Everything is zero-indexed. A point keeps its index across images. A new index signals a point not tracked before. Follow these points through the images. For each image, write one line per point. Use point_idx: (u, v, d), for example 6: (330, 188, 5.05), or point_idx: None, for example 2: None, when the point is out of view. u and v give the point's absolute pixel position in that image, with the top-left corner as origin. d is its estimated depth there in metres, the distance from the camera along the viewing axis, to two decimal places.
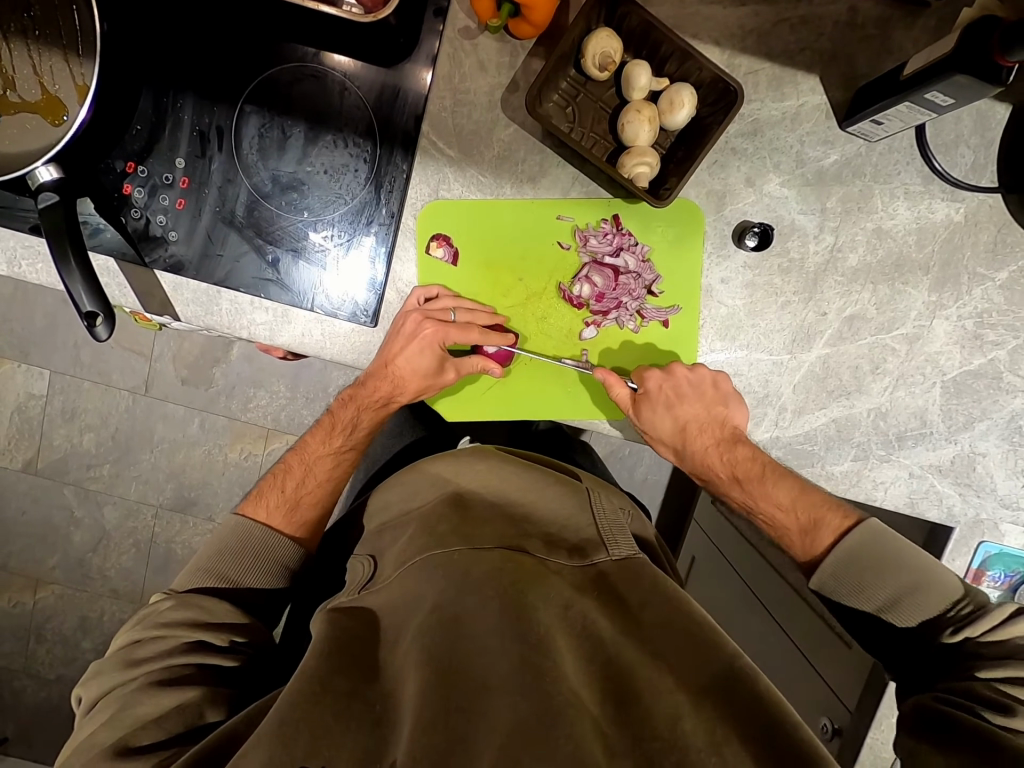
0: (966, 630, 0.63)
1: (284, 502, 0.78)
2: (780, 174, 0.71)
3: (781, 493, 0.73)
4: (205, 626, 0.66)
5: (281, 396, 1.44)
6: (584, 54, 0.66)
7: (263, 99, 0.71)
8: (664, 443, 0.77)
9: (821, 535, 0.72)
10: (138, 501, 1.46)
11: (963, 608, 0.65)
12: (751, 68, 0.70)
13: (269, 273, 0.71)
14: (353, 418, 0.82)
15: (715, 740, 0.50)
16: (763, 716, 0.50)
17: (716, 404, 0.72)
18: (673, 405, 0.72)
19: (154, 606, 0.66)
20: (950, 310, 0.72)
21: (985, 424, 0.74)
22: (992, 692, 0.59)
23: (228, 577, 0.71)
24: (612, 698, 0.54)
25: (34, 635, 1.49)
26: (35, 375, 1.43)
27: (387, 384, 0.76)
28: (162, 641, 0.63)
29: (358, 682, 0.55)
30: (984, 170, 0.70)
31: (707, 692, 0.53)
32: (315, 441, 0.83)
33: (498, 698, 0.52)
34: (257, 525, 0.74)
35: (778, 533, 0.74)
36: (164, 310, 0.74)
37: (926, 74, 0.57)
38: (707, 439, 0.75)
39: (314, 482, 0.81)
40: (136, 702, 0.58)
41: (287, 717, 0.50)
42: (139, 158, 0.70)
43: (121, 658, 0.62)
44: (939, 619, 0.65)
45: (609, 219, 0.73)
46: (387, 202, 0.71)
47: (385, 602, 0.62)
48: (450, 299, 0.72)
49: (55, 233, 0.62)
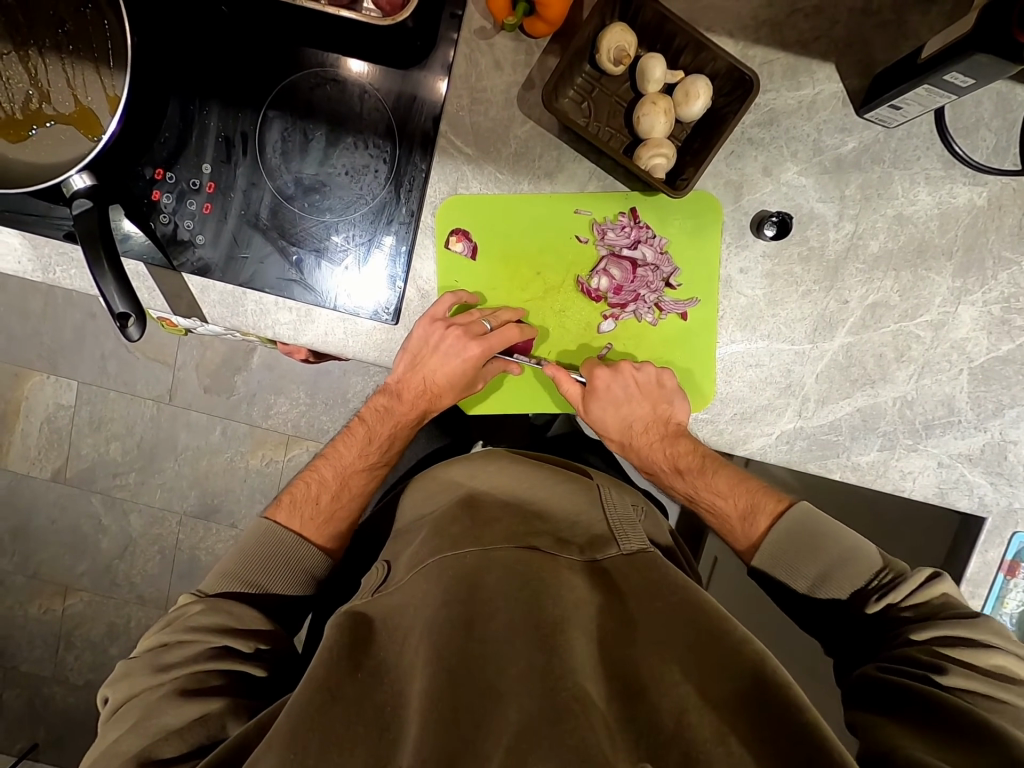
0: (889, 596, 0.65)
1: (319, 514, 0.79)
2: (797, 162, 0.71)
3: (719, 481, 0.77)
4: (232, 632, 0.66)
5: (301, 401, 1.46)
6: (599, 48, 0.67)
7: (285, 105, 0.72)
8: (610, 436, 0.81)
9: (758, 521, 0.75)
10: (163, 509, 1.49)
11: (885, 576, 0.67)
12: (766, 58, 0.70)
13: (293, 273, 0.73)
14: (389, 436, 0.84)
15: (719, 729, 0.49)
16: (772, 702, 0.49)
17: (658, 403, 0.74)
18: (615, 401, 0.75)
19: (184, 611, 0.67)
20: (975, 296, 0.71)
21: (1015, 410, 0.73)
22: (927, 655, 0.60)
23: (255, 582, 0.72)
24: (620, 690, 0.53)
25: (63, 642, 1.52)
26: (63, 386, 1.47)
27: (425, 398, 0.80)
28: (190, 646, 0.64)
29: (369, 687, 0.55)
30: (1007, 153, 0.70)
31: (721, 693, 0.51)
32: (347, 451, 0.84)
33: (506, 702, 0.51)
34: (288, 535, 0.75)
35: (718, 520, 0.78)
36: (191, 312, 0.76)
37: (944, 56, 0.56)
38: (650, 435, 0.78)
39: (348, 497, 0.82)
40: (162, 709, 0.59)
41: (298, 722, 0.50)
42: (168, 164, 0.72)
43: (149, 662, 0.64)
44: (862, 591, 0.67)
45: (627, 212, 0.73)
46: (407, 201, 0.72)
47: (395, 604, 0.62)
48: (482, 311, 0.74)
49: (90, 239, 0.64)
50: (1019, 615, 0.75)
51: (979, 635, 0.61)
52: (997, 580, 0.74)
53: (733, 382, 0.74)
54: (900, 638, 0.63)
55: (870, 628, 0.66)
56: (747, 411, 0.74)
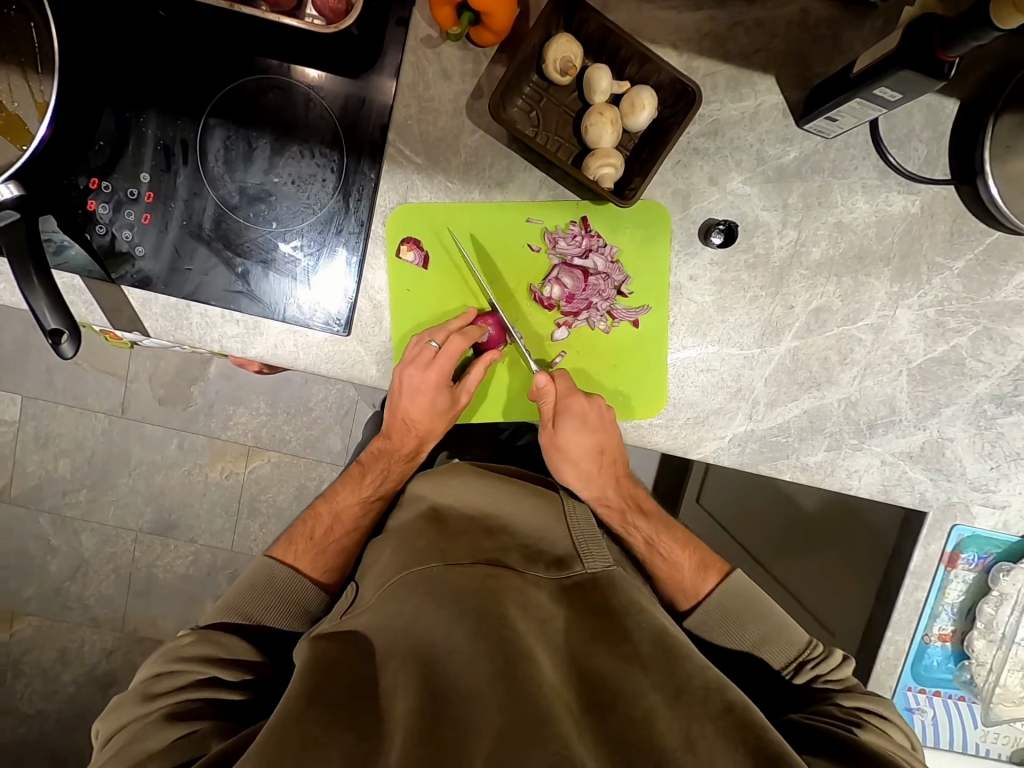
0: (821, 667, 0.72)
1: (313, 548, 0.78)
2: (742, 172, 0.73)
3: (680, 536, 0.82)
4: (220, 662, 0.66)
5: (262, 411, 1.42)
6: (545, 59, 0.67)
7: (227, 112, 0.70)
8: (578, 464, 0.80)
9: (707, 580, 0.79)
10: (118, 526, 1.43)
11: (815, 649, 0.74)
12: (708, 70, 0.71)
13: (239, 285, 0.71)
14: (383, 470, 0.84)
15: (688, 737, 0.51)
16: (733, 713, 0.52)
17: (623, 437, 0.77)
18: (592, 425, 0.75)
19: (177, 641, 0.67)
20: (912, 299, 0.74)
21: (951, 409, 0.76)
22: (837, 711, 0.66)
23: (250, 615, 0.72)
24: (585, 699, 0.54)
25: (11, 670, 1.45)
26: (6, 402, 1.39)
27: (414, 434, 0.81)
28: (179, 675, 0.64)
29: (343, 695, 0.54)
30: (937, 163, 0.73)
31: (685, 704, 0.53)
32: (345, 490, 0.84)
33: (484, 705, 0.52)
34: (283, 569, 0.75)
35: (673, 575, 0.79)
36: (132, 327, 0.73)
37: (875, 70, 0.58)
38: (617, 468, 0.81)
39: (341, 532, 0.81)
40: (146, 736, 0.59)
41: (275, 732, 0.49)
42: (103, 173, 0.69)
43: (139, 691, 0.63)
44: (799, 660, 0.73)
45: (578, 221, 0.73)
46: (357, 210, 0.71)
47: (365, 623, 0.61)
48: (428, 332, 0.73)
49: (19, 252, 0.61)
50: (959, 604, 0.81)
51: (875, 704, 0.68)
52: (940, 573, 0.78)
53: (685, 388, 0.75)
54: (826, 700, 0.69)
55: (792, 693, 0.72)
56: (699, 415, 0.76)
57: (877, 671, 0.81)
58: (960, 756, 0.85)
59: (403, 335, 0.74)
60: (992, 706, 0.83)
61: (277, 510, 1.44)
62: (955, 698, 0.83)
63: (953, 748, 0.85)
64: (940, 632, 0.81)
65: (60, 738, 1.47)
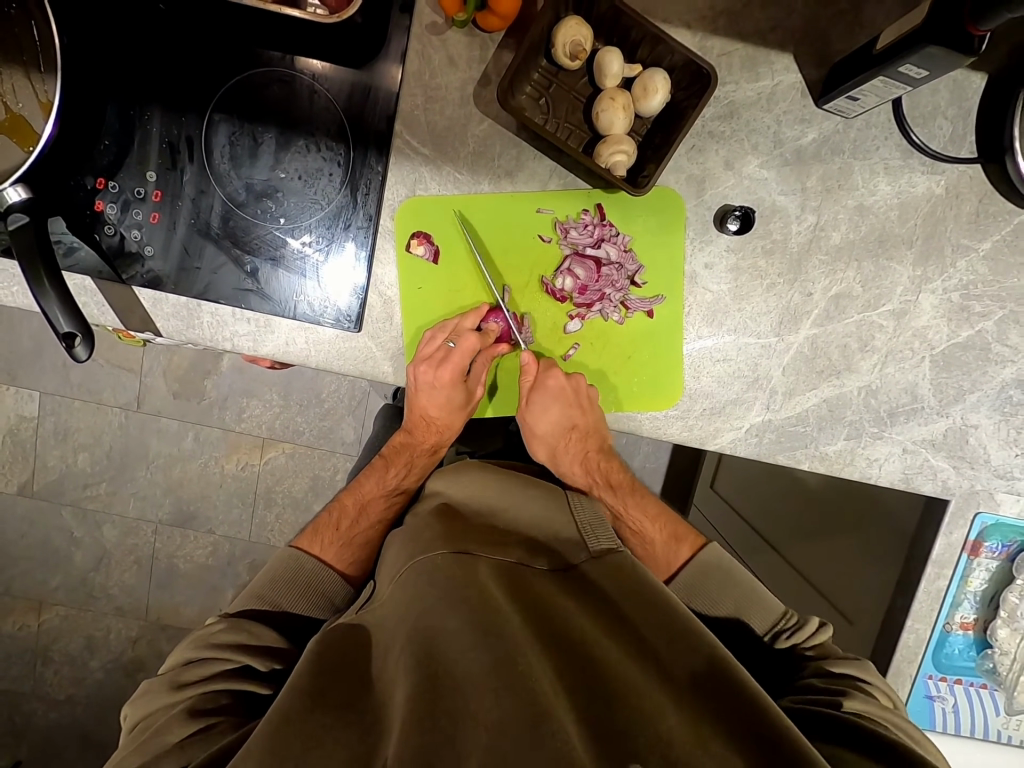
0: (796, 636, 0.71)
1: (339, 539, 0.81)
2: (758, 155, 0.70)
3: (648, 506, 0.85)
4: (249, 652, 0.66)
5: (275, 403, 1.43)
6: (554, 43, 0.65)
7: (231, 107, 0.69)
8: (548, 437, 0.81)
9: (680, 550, 0.82)
10: (138, 518, 1.45)
11: (791, 619, 0.73)
12: (724, 49, 0.69)
13: (249, 282, 0.71)
14: (406, 463, 0.86)
15: (698, 735, 0.49)
16: (746, 706, 0.51)
17: (601, 422, 0.77)
18: (565, 407, 0.75)
19: (207, 628, 0.68)
20: (935, 284, 0.72)
21: (976, 395, 0.74)
22: (822, 683, 0.65)
23: (278, 603, 0.73)
24: (585, 695, 0.53)
25: (41, 657, 1.49)
26: (25, 398, 1.40)
27: (434, 431, 0.83)
28: (208, 665, 0.64)
29: (355, 695, 0.54)
30: (964, 141, 0.70)
31: (697, 699, 0.52)
32: (370, 482, 0.86)
33: (484, 690, 0.50)
34: (309, 560, 0.78)
35: (642, 543, 0.83)
36: (144, 327, 0.73)
37: (899, 47, 0.56)
38: (588, 447, 0.82)
39: (366, 523, 0.83)
40: (168, 727, 0.59)
41: (280, 729, 0.50)
42: (110, 173, 0.68)
43: (169, 680, 0.64)
44: (774, 630, 0.73)
45: (590, 210, 0.72)
46: (365, 204, 0.70)
47: (380, 617, 0.62)
48: (441, 332, 0.72)
49: (28, 256, 0.61)
50: (982, 592, 0.80)
51: (864, 674, 0.67)
52: (962, 561, 0.77)
53: (701, 380, 0.74)
54: (806, 671, 0.68)
55: (779, 662, 0.71)
56: (715, 406, 0.75)
57: (897, 659, 0.81)
58: (981, 742, 0.85)
59: (415, 330, 0.74)
60: (1016, 695, 0.82)
61: (293, 500, 1.46)
62: (976, 686, 0.83)
63: (974, 735, 0.84)
64: (962, 621, 0.80)
65: (90, 721, 1.51)
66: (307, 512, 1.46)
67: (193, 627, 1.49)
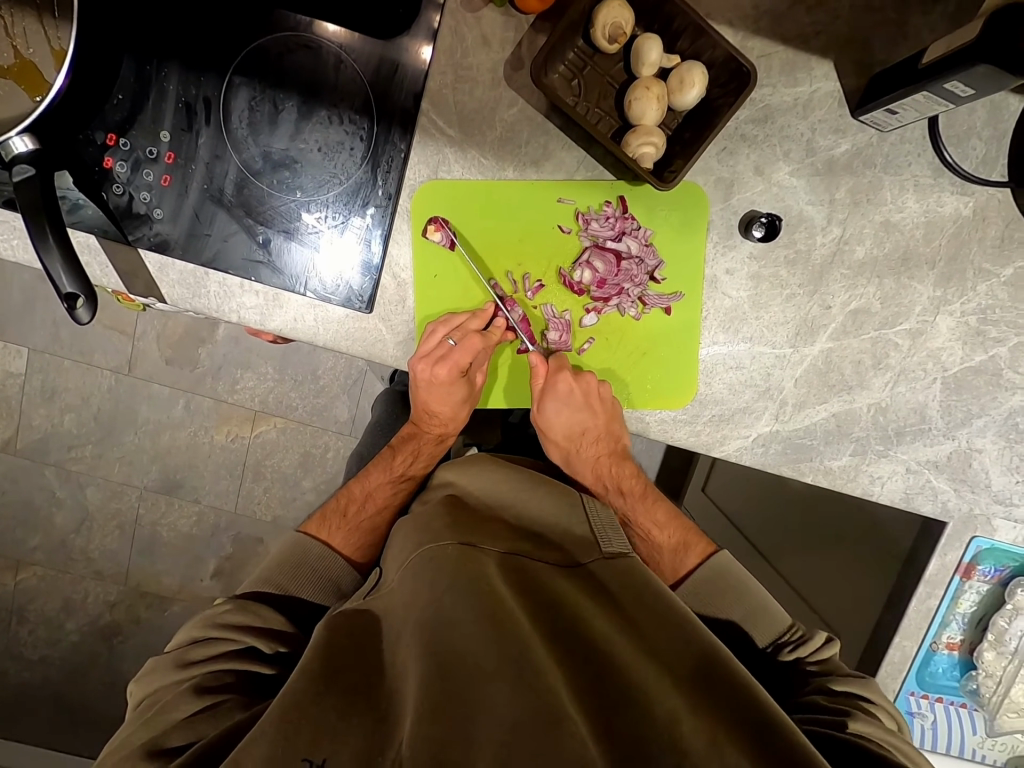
0: (801, 650, 0.72)
1: (346, 525, 0.80)
2: (789, 163, 0.69)
3: (658, 513, 0.84)
4: (256, 632, 0.66)
5: (270, 377, 1.41)
6: (593, 24, 0.63)
7: (253, 69, 0.67)
8: (559, 442, 0.80)
9: (687, 558, 0.81)
10: (122, 483, 1.43)
11: (795, 634, 0.74)
12: (764, 51, 0.67)
13: (260, 254, 0.69)
14: (412, 450, 0.85)
15: (713, 739, 0.48)
16: (760, 717, 0.50)
17: (612, 418, 0.74)
18: (573, 408, 0.73)
19: (214, 608, 0.67)
20: (954, 306, 0.72)
21: (983, 420, 0.74)
22: (826, 701, 0.65)
23: (285, 587, 0.72)
24: (595, 696, 0.52)
25: (15, 616, 1.47)
26: (11, 353, 1.36)
27: (439, 422, 0.81)
28: (216, 644, 0.64)
29: (361, 681, 0.54)
30: (995, 163, 0.69)
31: (711, 702, 0.52)
32: (377, 470, 0.85)
33: (494, 686, 0.49)
34: (315, 546, 0.76)
35: (650, 548, 0.83)
36: (148, 293, 0.70)
37: (946, 63, 0.55)
38: (599, 451, 0.81)
39: (372, 509, 0.83)
40: (175, 703, 0.59)
41: (293, 713, 0.49)
42: (121, 130, 0.66)
43: (175, 657, 0.64)
44: (777, 642, 0.74)
45: (613, 202, 0.70)
46: (385, 182, 0.68)
47: (388, 605, 0.62)
48: (443, 327, 0.71)
49: (32, 211, 0.58)
50: (971, 613, 0.81)
51: (868, 693, 0.68)
52: (955, 582, 0.78)
53: (713, 384, 0.73)
54: (809, 686, 0.68)
55: (785, 679, 0.71)
56: (725, 412, 0.74)
57: (881, 674, 0.81)
58: (955, 759, 0.86)
59: (426, 319, 0.72)
60: (996, 717, 0.84)
61: (281, 475, 1.44)
62: (956, 704, 0.84)
63: (950, 751, 0.86)
64: (949, 641, 0.81)
65: (62, 684, 1.50)
66: (294, 488, 1.45)
67: (173, 596, 1.47)
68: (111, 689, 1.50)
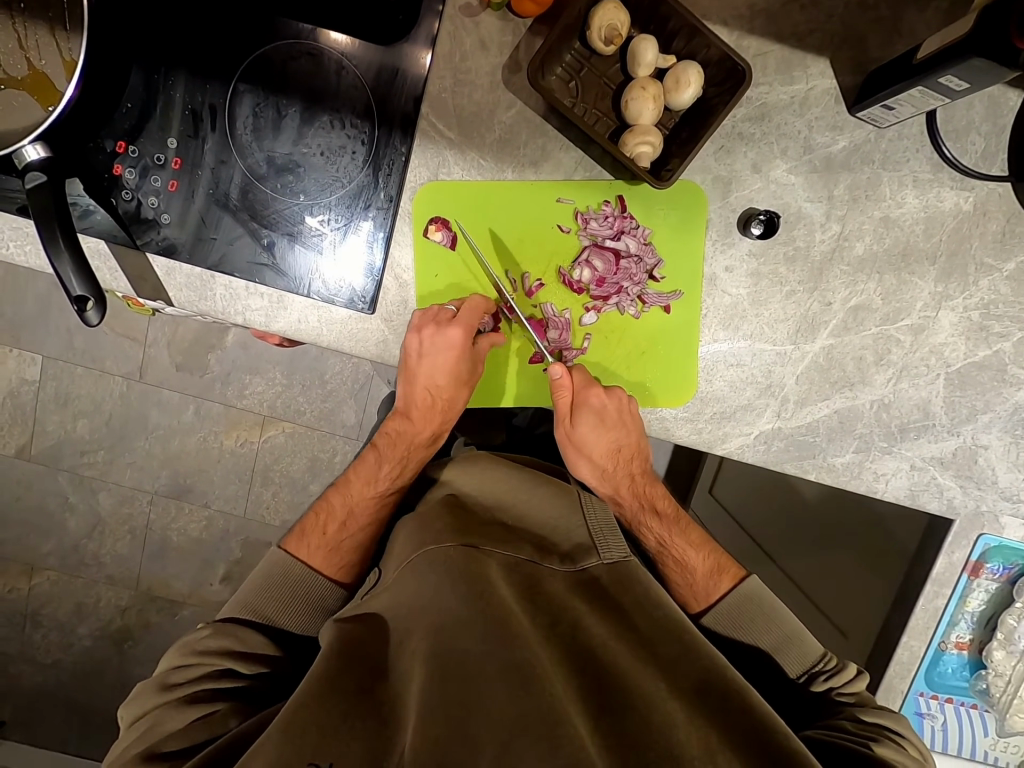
0: (835, 680, 0.71)
1: (326, 545, 0.76)
2: (787, 160, 0.70)
3: (692, 534, 0.82)
4: (235, 654, 0.68)
5: (278, 381, 1.42)
6: (589, 26, 0.64)
7: (257, 77, 0.68)
8: (593, 460, 0.80)
9: (721, 582, 0.79)
10: (134, 488, 1.45)
11: (829, 662, 0.73)
12: (759, 50, 0.68)
13: (264, 257, 0.70)
14: (401, 456, 0.82)
15: (709, 749, 0.48)
16: (757, 726, 0.50)
17: (643, 435, 0.75)
18: (609, 424, 0.73)
19: (193, 634, 0.69)
20: (956, 301, 0.71)
21: (988, 416, 0.74)
22: (855, 726, 0.65)
23: (264, 610, 0.72)
24: (592, 698, 0.52)
25: (30, 620, 1.49)
26: (27, 361, 1.39)
27: (432, 417, 0.79)
28: (198, 669, 0.66)
29: (365, 682, 0.54)
30: (995, 158, 0.69)
31: (709, 710, 0.52)
32: (358, 480, 0.81)
33: (493, 687, 0.50)
34: (298, 566, 0.74)
35: (684, 573, 0.80)
36: (156, 295, 0.72)
37: (940, 58, 0.55)
38: (632, 469, 0.81)
39: (355, 526, 0.79)
40: (167, 728, 0.63)
41: (297, 718, 0.49)
42: (130, 137, 0.67)
43: (158, 683, 0.66)
44: (810, 671, 0.73)
45: (612, 201, 0.71)
46: (386, 185, 0.69)
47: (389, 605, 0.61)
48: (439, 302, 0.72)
49: (44, 216, 0.59)
50: (980, 612, 0.80)
51: (897, 725, 0.68)
52: (962, 580, 0.77)
53: (714, 381, 0.73)
54: (839, 713, 0.68)
55: (809, 707, 0.71)
56: (726, 410, 0.74)
57: (889, 675, 0.80)
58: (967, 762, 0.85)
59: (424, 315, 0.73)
60: (1007, 718, 0.83)
61: (289, 479, 1.46)
62: (966, 706, 0.83)
63: (961, 753, 0.85)
64: (957, 641, 0.80)
65: (74, 688, 1.51)
66: (302, 491, 1.46)
67: (183, 599, 1.49)
68: (122, 693, 1.51)
